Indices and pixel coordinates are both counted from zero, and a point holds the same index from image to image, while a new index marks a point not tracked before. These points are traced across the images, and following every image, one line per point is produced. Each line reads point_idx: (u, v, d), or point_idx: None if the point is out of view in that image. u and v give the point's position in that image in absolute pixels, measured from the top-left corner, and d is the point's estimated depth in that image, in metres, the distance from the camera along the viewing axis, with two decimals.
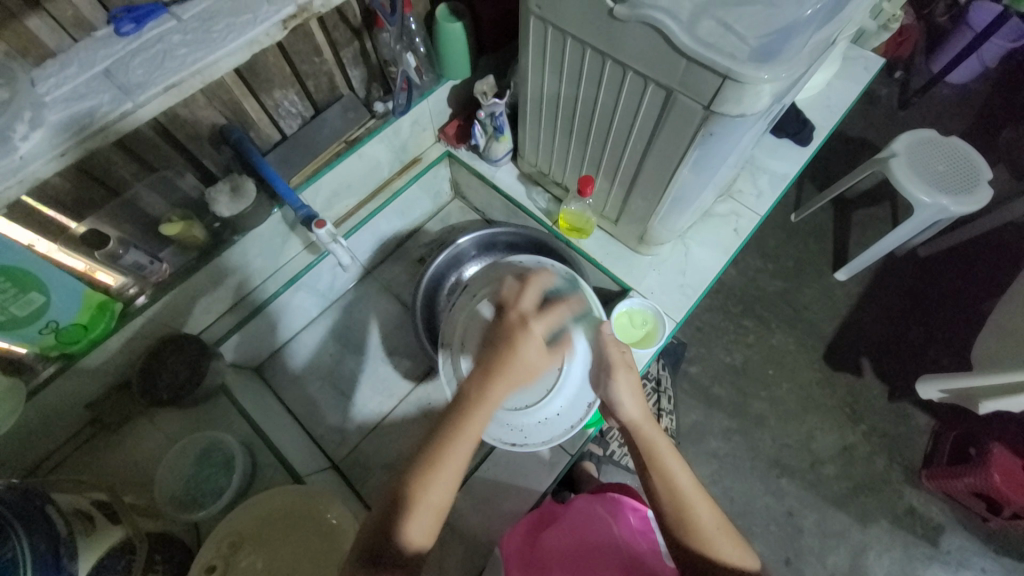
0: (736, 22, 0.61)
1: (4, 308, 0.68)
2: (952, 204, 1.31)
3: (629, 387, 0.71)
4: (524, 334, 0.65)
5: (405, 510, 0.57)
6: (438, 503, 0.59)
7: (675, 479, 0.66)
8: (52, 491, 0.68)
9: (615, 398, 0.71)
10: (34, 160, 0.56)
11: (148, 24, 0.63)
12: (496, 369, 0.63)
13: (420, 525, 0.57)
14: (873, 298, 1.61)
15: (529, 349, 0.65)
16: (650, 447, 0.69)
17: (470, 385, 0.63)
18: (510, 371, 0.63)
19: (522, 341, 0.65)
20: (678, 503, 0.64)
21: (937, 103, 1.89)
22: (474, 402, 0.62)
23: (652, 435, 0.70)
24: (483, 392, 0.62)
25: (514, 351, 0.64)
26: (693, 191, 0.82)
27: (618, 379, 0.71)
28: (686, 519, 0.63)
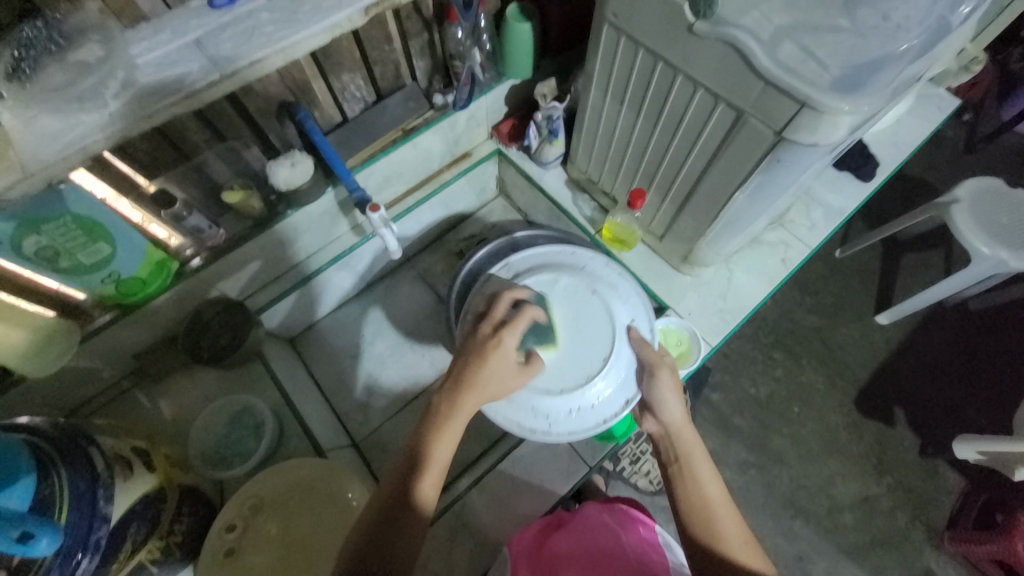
0: (820, 50, 0.60)
1: (74, 253, 0.71)
2: (1011, 258, 1.25)
3: (670, 387, 0.77)
4: (496, 345, 0.68)
5: (418, 472, 0.61)
6: (442, 469, 0.63)
7: (704, 485, 0.65)
8: (96, 433, 0.71)
9: (660, 396, 0.76)
10: (121, 120, 0.59)
11: (239, 2, 0.65)
12: (467, 382, 0.66)
13: (428, 484, 0.61)
14: (914, 347, 1.54)
15: (501, 361, 0.68)
16: (687, 447, 0.69)
17: (442, 396, 0.66)
18: (481, 385, 0.66)
19: (494, 353, 0.67)
20: (703, 505, 0.64)
21: (1007, 152, 1.80)
22: (447, 413, 0.64)
23: (687, 437, 0.71)
24: (452, 404, 0.65)
25: (482, 365, 0.67)
26: (748, 216, 0.80)
27: (661, 376, 0.78)
28: (710, 521, 0.62)
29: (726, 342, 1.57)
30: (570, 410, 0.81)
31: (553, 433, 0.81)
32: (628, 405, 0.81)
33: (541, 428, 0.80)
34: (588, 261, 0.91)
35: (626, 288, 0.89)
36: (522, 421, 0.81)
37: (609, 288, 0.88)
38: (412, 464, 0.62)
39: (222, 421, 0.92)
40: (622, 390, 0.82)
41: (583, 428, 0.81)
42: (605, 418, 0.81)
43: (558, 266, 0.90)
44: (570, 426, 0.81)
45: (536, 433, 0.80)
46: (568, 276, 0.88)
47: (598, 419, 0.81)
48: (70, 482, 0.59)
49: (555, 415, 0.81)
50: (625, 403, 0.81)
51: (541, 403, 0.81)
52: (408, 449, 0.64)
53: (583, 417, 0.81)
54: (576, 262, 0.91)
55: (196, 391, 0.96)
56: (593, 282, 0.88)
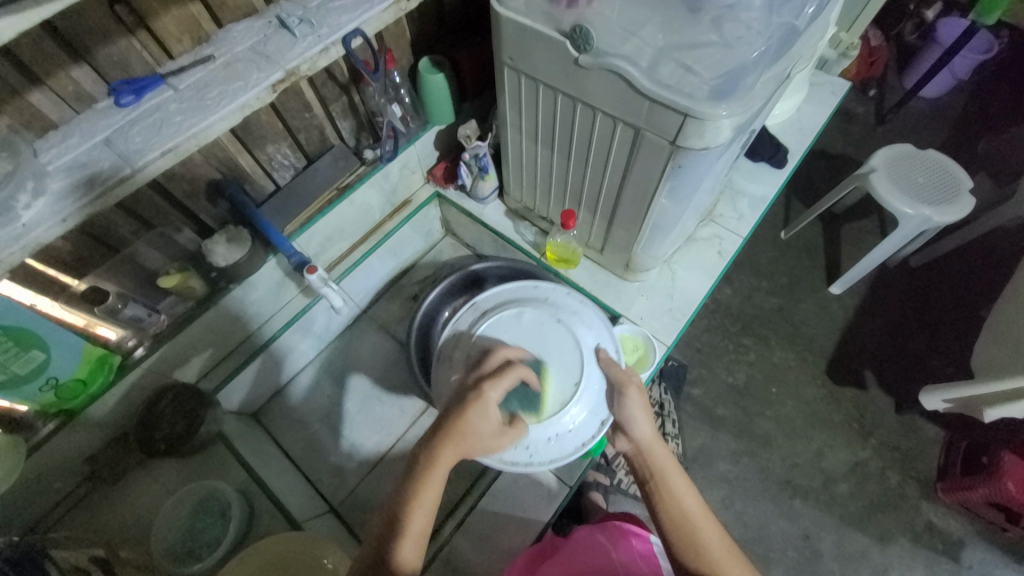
0: (692, 64, 0.66)
1: (5, 367, 0.68)
2: (935, 214, 1.34)
3: (640, 404, 0.77)
4: (481, 397, 0.68)
5: (395, 537, 0.56)
6: (421, 533, 0.57)
7: (682, 500, 0.66)
8: (50, 548, 0.68)
9: (628, 415, 0.76)
10: (38, 227, 0.60)
11: (146, 95, 0.68)
12: (449, 431, 0.64)
13: (408, 552, 0.55)
14: (869, 311, 1.62)
15: (484, 417, 0.67)
16: (660, 464, 0.70)
17: (423, 449, 0.63)
18: (461, 438, 0.64)
19: (476, 406, 0.67)
20: (686, 523, 0.64)
21: (913, 117, 1.95)
22: (429, 466, 0.61)
23: (658, 455, 0.72)
24: (434, 456, 0.62)
25: (467, 417, 0.66)
26: (671, 218, 0.85)
27: (631, 395, 0.78)
28: (696, 542, 0.62)
29: (696, 336, 1.62)
30: (548, 437, 0.82)
31: (536, 462, 0.82)
32: (604, 426, 0.83)
33: (523, 460, 0.82)
34: (549, 291, 0.93)
35: (587, 310, 0.91)
36: (506, 454, 0.82)
37: (572, 314, 0.91)
38: (388, 529, 0.57)
39: (187, 511, 0.88)
40: (596, 414, 0.84)
41: (563, 454, 0.83)
42: (583, 441, 0.83)
43: (520, 299, 0.92)
44: (550, 454, 0.82)
45: (519, 465, 0.81)
46: (532, 308, 0.90)
47: (577, 444, 0.83)
48: None
49: (535, 445, 0.82)
50: (600, 425, 0.83)
51: (520, 434, 0.82)
52: (388, 511, 0.59)
53: (562, 444, 0.83)
54: (537, 295, 0.93)
55: (157, 485, 0.92)
56: (556, 311, 0.90)
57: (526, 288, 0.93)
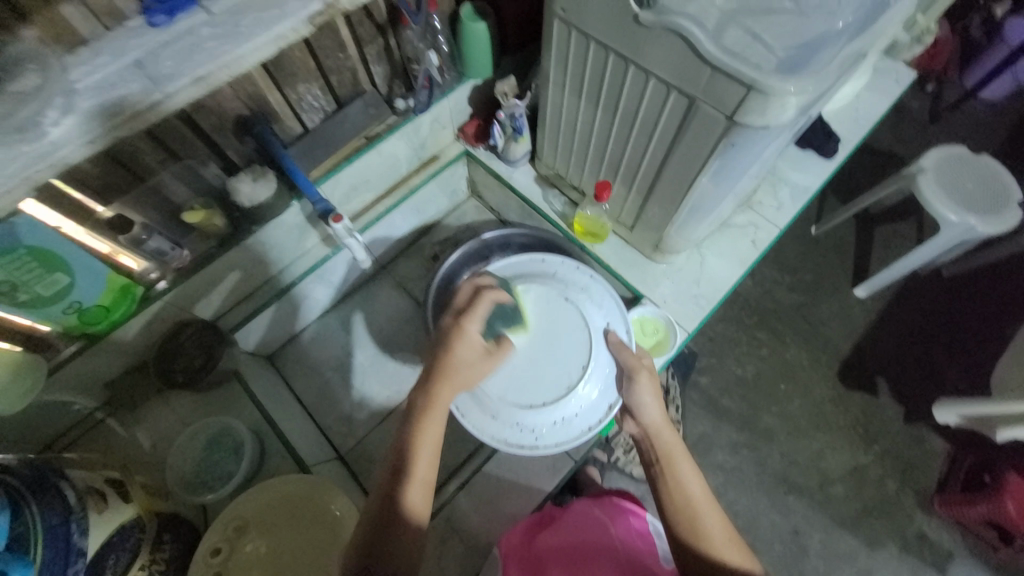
0: (764, 32, 0.60)
1: (29, 287, 0.71)
2: (981, 223, 1.27)
3: (651, 390, 0.76)
4: (459, 333, 0.71)
5: (404, 482, 0.61)
6: (427, 476, 0.62)
7: (688, 485, 0.66)
8: (66, 467, 0.70)
9: (639, 399, 0.76)
10: (64, 146, 0.60)
11: (180, 16, 0.64)
12: (438, 372, 0.69)
13: (416, 495, 0.61)
14: (893, 317, 1.57)
15: (464, 346, 0.71)
16: (668, 448, 0.70)
17: (419, 393, 0.69)
18: (451, 374, 0.69)
19: (457, 340, 0.70)
20: (689, 507, 0.64)
21: (970, 118, 1.83)
22: (427, 409, 0.67)
23: (665, 438, 0.71)
24: (430, 399, 0.68)
25: (453, 354, 0.70)
26: (712, 201, 0.81)
27: (641, 381, 0.77)
28: (697, 524, 0.62)
29: (710, 325, 1.59)
30: (554, 421, 0.83)
31: (541, 445, 0.82)
32: (611, 410, 0.82)
33: (529, 443, 0.82)
34: (559, 266, 0.91)
35: (599, 290, 0.90)
36: (512, 438, 0.82)
37: (584, 295, 0.89)
38: (394, 478, 0.61)
39: (201, 445, 0.92)
40: (605, 397, 0.83)
41: (570, 438, 0.83)
42: (590, 426, 0.82)
43: (531, 279, 0.90)
44: (555, 438, 0.82)
45: (525, 448, 0.82)
46: (542, 288, 0.89)
47: (584, 427, 0.83)
48: (41, 517, 0.58)
49: (541, 428, 0.82)
50: (608, 410, 0.82)
51: (525, 418, 0.82)
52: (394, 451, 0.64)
53: (568, 426, 0.83)
54: (547, 270, 0.91)
55: (172, 415, 0.95)
56: (565, 290, 0.89)
57: (537, 263, 0.91)
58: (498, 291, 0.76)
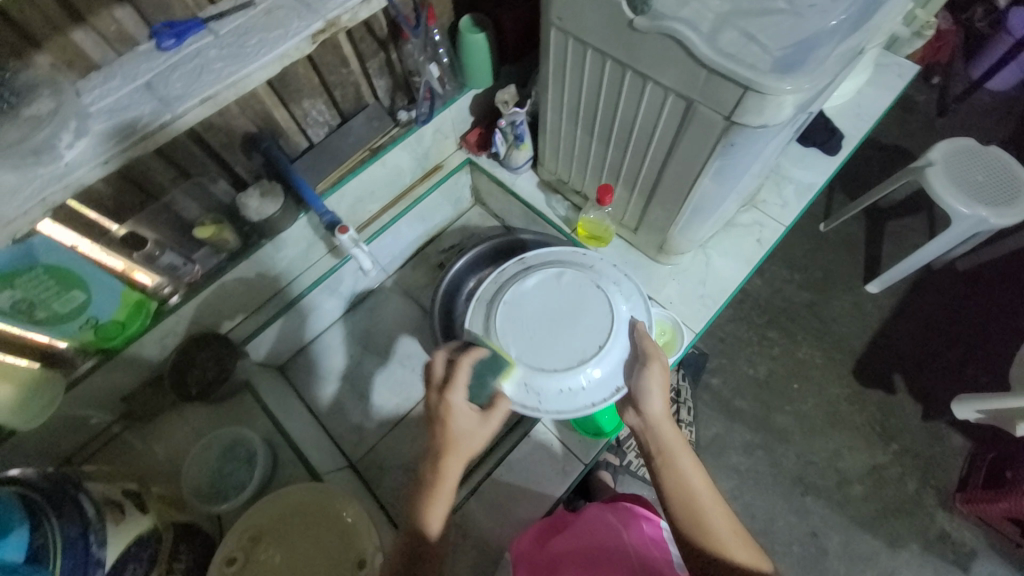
0: (758, 32, 0.61)
1: (48, 304, 0.72)
2: (992, 215, 1.25)
3: (658, 380, 0.76)
4: (448, 408, 0.70)
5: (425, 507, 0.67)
6: (449, 492, 0.68)
7: (690, 481, 0.66)
8: (85, 480, 0.72)
9: (644, 387, 0.75)
10: (80, 168, 0.59)
11: (187, 39, 0.67)
12: (443, 449, 0.69)
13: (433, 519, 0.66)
14: (906, 313, 1.55)
15: (458, 419, 0.70)
16: (669, 442, 0.70)
17: (426, 469, 0.69)
18: (455, 447, 0.69)
19: (449, 417, 0.70)
20: (692, 500, 0.65)
21: (978, 110, 1.81)
22: (436, 485, 0.67)
23: (670, 434, 0.71)
24: (439, 474, 0.68)
25: (448, 428, 0.69)
26: (715, 201, 0.81)
27: (651, 368, 0.77)
28: (702, 519, 0.63)
29: (720, 326, 1.58)
30: (561, 389, 0.80)
31: (541, 408, 0.80)
32: (616, 393, 0.80)
33: (531, 404, 0.80)
34: (595, 261, 0.92)
35: (628, 285, 0.89)
36: (515, 392, 0.80)
37: (612, 284, 0.88)
38: (416, 512, 0.67)
39: (215, 455, 0.93)
40: (612, 379, 0.81)
41: (571, 409, 0.81)
42: (593, 401, 0.80)
43: (565, 263, 0.91)
44: (558, 404, 0.80)
45: (525, 407, 0.80)
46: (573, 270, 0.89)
47: (588, 402, 0.80)
48: (61, 529, 0.59)
49: (545, 392, 0.80)
50: (614, 390, 0.80)
51: (533, 379, 0.80)
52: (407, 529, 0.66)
53: (571, 399, 0.80)
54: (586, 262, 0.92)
55: (187, 428, 0.96)
56: (598, 278, 0.88)
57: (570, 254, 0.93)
58: (473, 352, 0.75)
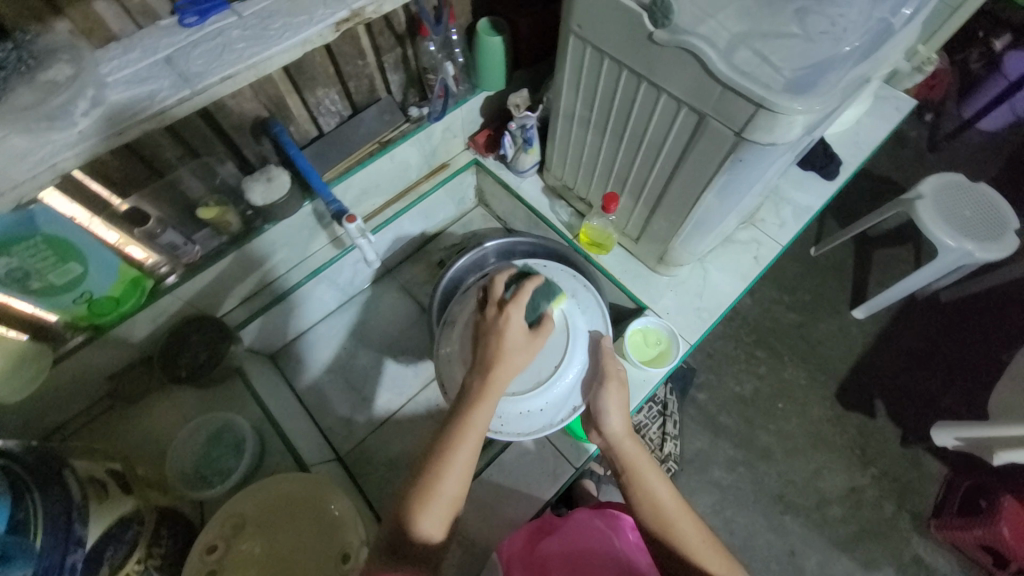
0: (773, 54, 0.63)
1: (43, 274, 0.71)
2: (977, 250, 1.29)
3: (617, 399, 0.75)
4: (506, 321, 0.69)
5: (423, 499, 0.60)
6: (453, 494, 0.62)
7: (656, 494, 0.68)
8: (69, 456, 0.70)
9: (602, 407, 0.75)
10: (91, 138, 0.59)
11: (210, 18, 0.67)
12: (492, 359, 0.67)
13: (433, 516, 0.60)
14: (890, 340, 1.59)
15: (513, 332, 0.68)
16: (631, 459, 0.71)
17: (471, 381, 0.68)
18: (504, 360, 0.67)
19: (504, 331, 0.68)
20: (660, 513, 0.67)
21: (967, 148, 1.87)
22: (478, 397, 0.66)
23: (631, 450, 0.72)
24: (483, 385, 0.66)
25: (501, 339, 0.68)
26: (717, 216, 0.83)
27: (609, 387, 0.75)
28: (670, 533, 0.65)
29: (710, 342, 1.60)
30: (521, 411, 0.77)
31: (503, 432, 0.78)
32: (574, 413, 0.78)
33: (492, 427, 0.78)
34: (552, 271, 0.92)
35: (585, 297, 0.89)
36: None
37: (570, 296, 0.86)
38: (421, 485, 0.61)
39: (201, 441, 0.91)
40: (570, 397, 0.78)
41: (530, 429, 0.78)
42: (552, 422, 0.78)
43: (527, 277, 0.88)
44: (518, 426, 0.78)
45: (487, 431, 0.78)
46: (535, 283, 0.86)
47: (547, 421, 0.78)
48: (43, 504, 0.58)
49: (506, 415, 0.77)
50: (571, 409, 0.78)
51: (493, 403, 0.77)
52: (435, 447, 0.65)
53: (533, 419, 0.78)
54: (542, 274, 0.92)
55: (174, 411, 0.95)
56: None
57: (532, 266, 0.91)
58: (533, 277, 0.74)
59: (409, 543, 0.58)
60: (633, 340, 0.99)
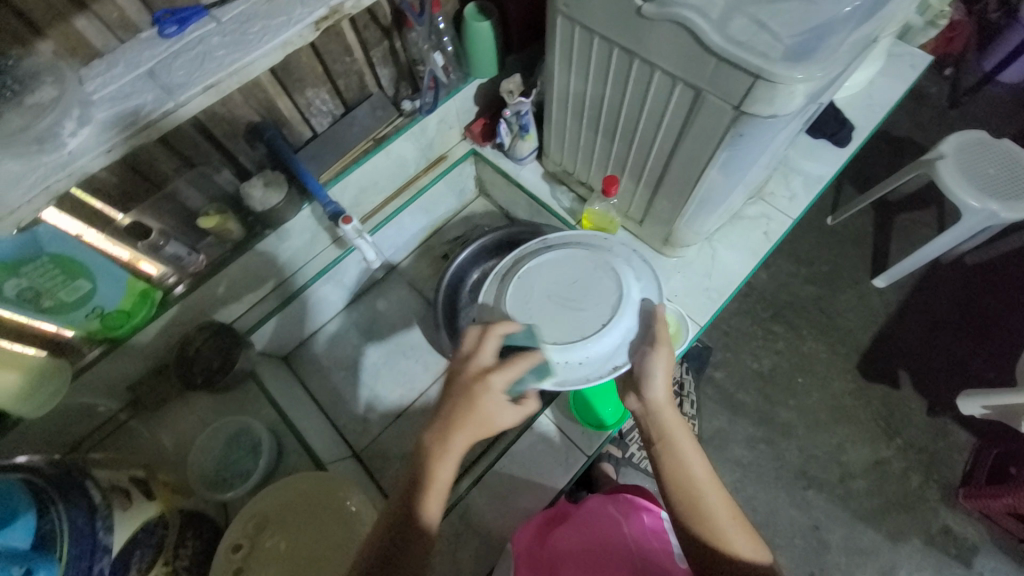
0: (770, 20, 0.59)
1: (53, 292, 0.73)
2: (1004, 210, 1.22)
3: (664, 363, 0.71)
4: (484, 391, 0.62)
5: (422, 492, 0.60)
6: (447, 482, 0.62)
7: (691, 469, 0.65)
8: (93, 467, 0.73)
9: (647, 370, 0.72)
10: (83, 155, 0.59)
11: (190, 27, 0.66)
12: (454, 422, 0.61)
13: (433, 503, 0.60)
14: (914, 308, 1.53)
15: (490, 403, 0.62)
16: (668, 428, 0.69)
17: (434, 436, 0.61)
18: (474, 427, 0.61)
19: (482, 400, 0.61)
20: (692, 487, 0.64)
21: (992, 102, 1.77)
22: (442, 451, 0.61)
23: (670, 418, 0.70)
24: (446, 442, 0.61)
25: (473, 411, 0.61)
26: (722, 193, 0.80)
27: (658, 352, 0.72)
28: (697, 505, 0.63)
29: (725, 320, 1.57)
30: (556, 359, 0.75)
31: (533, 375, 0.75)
32: (615, 371, 0.75)
33: None
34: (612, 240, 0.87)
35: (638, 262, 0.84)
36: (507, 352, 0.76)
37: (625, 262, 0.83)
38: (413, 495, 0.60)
39: (220, 443, 0.94)
40: (612, 356, 0.76)
41: (560, 378, 0.76)
42: (588, 375, 0.75)
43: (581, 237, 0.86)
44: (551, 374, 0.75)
45: None
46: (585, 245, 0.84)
47: (581, 377, 0.76)
48: (68, 515, 0.61)
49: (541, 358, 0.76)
50: (611, 368, 0.75)
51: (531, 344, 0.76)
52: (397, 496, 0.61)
53: (565, 369, 0.76)
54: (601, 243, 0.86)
55: (194, 418, 0.97)
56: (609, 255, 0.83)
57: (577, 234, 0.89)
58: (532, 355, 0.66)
59: (413, 533, 0.58)
60: None
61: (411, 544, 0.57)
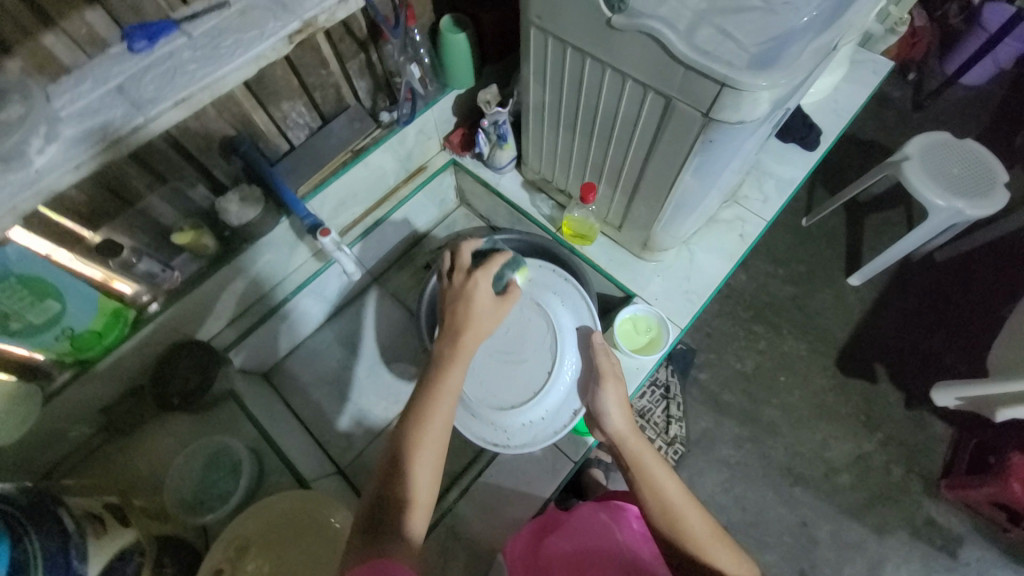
0: (734, 30, 0.61)
1: (21, 315, 0.69)
2: (967, 207, 1.28)
3: (616, 398, 0.78)
4: (474, 286, 0.73)
5: (405, 495, 0.58)
6: (430, 497, 0.59)
7: (662, 488, 0.67)
8: (64, 494, 0.70)
9: (603, 406, 0.78)
10: (50, 174, 0.58)
11: (160, 41, 0.65)
12: (458, 326, 0.70)
13: (418, 518, 0.57)
14: (888, 304, 1.58)
15: (481, 297, 0.73)
16: (636, 455, 0.71)
17: (441, 346, 0.69)
18: (472, 324, 0.71)
19: (475, 294, 0.73)
20: (668, 509, 0.65)
21: (952, 104, 1.85)
22: (449, 360, 0.68)
23: (635, 445, 0.72)
24: (451, 350, 0.69)
25: (470, 306, 0.72)
26: (696, 197, 0.82)
27: (608, 388, 0.79)
28: (677, 524, 0.64)
29: (707, 321, 1.59)
30: (523, 423, 0.88)
31: (512, 445, 0.88)
32: (575, 415, 0.86)
33: (500, 442, 0.88)
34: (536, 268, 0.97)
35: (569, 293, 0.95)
36: (485, 435, 0.88)
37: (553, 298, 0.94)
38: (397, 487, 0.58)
39: (198, 465, 0.91)
40: (568, 402, 0.88)
41: (537, 440, 0.88)
42: (558, 428, 0.87)
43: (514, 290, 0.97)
44: (526, 438, 0.88)
45: (497, 446, 0.88)
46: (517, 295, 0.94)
47: (551, 431, 0.87)
48: (40, 544, 0.58)
49: (511, 428, 0.89)
50: (572, 413, 0.87)
51: (498, 419, 0.88)
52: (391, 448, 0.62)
53: (534, 429, 0.88)
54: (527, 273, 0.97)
55: (171, 439, 0.94)
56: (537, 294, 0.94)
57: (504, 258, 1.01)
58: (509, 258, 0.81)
59: (393, 538, 0.54)
60: (623, 329, 0.99)
61: (395, 533, 0.54)
